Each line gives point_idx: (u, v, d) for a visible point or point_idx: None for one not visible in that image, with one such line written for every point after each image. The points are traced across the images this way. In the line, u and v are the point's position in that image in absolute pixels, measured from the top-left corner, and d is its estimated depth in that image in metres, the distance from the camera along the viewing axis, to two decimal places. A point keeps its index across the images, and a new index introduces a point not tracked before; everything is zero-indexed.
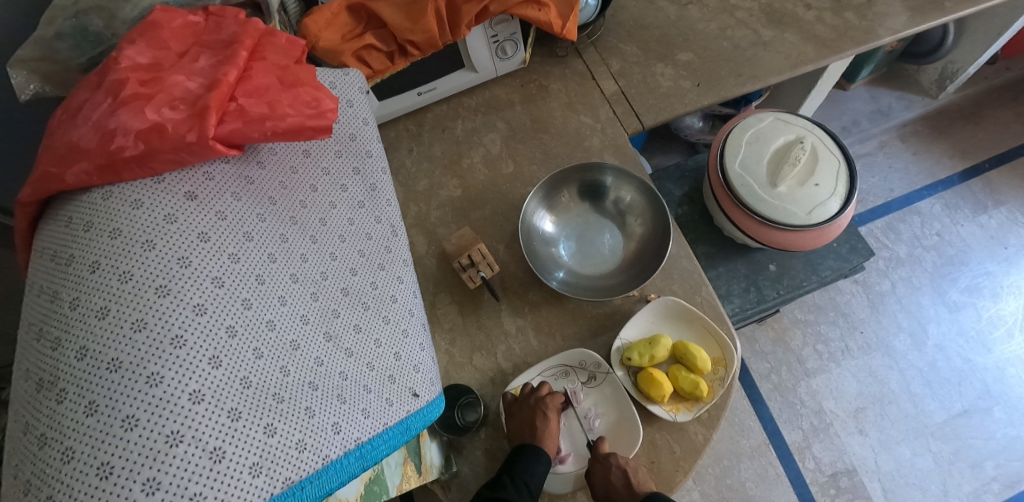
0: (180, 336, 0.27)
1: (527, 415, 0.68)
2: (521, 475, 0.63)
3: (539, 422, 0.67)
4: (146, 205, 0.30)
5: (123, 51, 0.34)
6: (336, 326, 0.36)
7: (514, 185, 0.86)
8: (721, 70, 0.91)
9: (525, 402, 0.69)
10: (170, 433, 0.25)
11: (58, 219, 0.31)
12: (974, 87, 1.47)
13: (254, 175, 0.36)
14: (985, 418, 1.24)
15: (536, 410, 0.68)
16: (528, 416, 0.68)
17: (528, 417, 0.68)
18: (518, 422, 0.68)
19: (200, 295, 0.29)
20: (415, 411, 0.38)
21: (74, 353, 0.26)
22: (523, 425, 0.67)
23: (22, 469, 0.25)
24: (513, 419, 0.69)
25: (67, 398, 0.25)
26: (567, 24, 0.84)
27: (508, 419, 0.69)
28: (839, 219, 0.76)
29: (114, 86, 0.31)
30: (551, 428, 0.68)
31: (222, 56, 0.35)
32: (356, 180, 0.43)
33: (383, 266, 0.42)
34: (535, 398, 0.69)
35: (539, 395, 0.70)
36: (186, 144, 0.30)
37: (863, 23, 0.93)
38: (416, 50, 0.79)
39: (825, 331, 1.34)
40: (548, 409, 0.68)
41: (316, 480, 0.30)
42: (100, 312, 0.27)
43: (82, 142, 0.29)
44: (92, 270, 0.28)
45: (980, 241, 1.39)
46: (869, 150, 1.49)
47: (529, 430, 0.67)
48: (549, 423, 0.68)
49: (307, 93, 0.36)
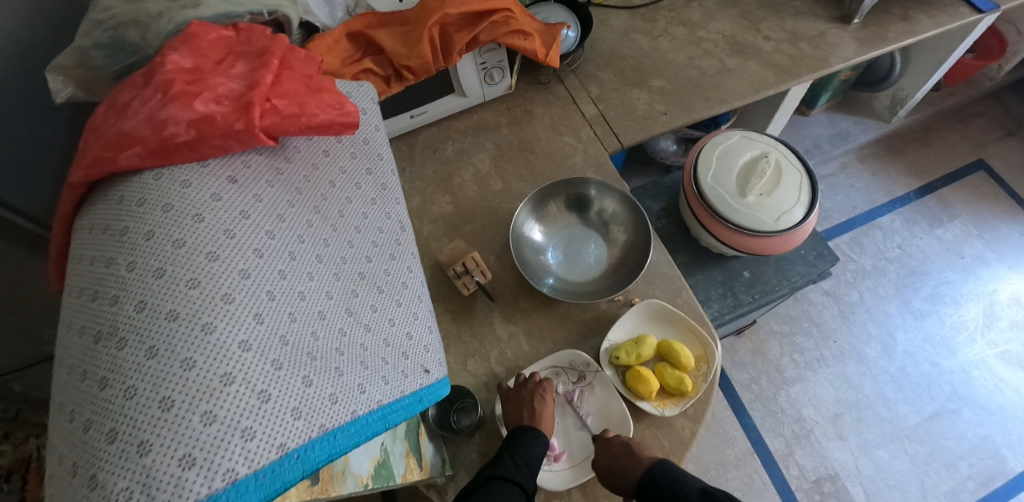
0: (230, 293, 0.31)
1: (524, 397, 0.71)
2: (521, 455, 0.66)
3: (537, 404, 0.70)
4: (194, 186, 0.34)
5: (167, 56, 0.38)
6: (355, 304, 0.39)
7: (503, 201, 0.91)
8: (691, 95, 1.00)
9: (523, 387, 0.72)
10: (224, 373, 0.28)
11: (108, 199, 0.34)
12: (923, 111, 1.60)
13: (283, 167, 0.40)
14: (955, 420, 1.30)
15: (534, 393, 0.71)
16: (527, 399, 0.71)
17: (525, 401, 0.71)
18: (513, 406, 0.70)
19: (244, 262, 0.32)
20: (426, 386, 0.41)
21: (133, 306, 0.29)
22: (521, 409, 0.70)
23: (80, 412, 0.27)
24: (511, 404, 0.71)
25: (127, 343, 0.28)
26: (550, 52, 0.92)
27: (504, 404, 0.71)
28: (803, 226, 0.83)
29: (163, 84, 0.36)
30: (548, 410, 0.70)
31: (256, 63, 0.40)
32: (369, 179, 0.47)
33: (394, 256, 0.46)
34: (532, 384, 0.72)
35: (535, 381, 0.73)
36: (234, 131, 0.35)
37: (816, 53, 1.03)
38: (412, 74, 0.85)
39: (800, 341, 1.40)
40: (547, 393, 0.71)
41: (348, 433, 0.32)
42: (157, 271, 0.30)
43: (135, 130, 0.34)
44: (147, 238, 0.31)
45: (938, 252, 1.49)
46: (832, 172, 1.60)
47: (526, 413, 0.69)
48: (546, 406, 0.70)
49: (331, 97, 0.41)
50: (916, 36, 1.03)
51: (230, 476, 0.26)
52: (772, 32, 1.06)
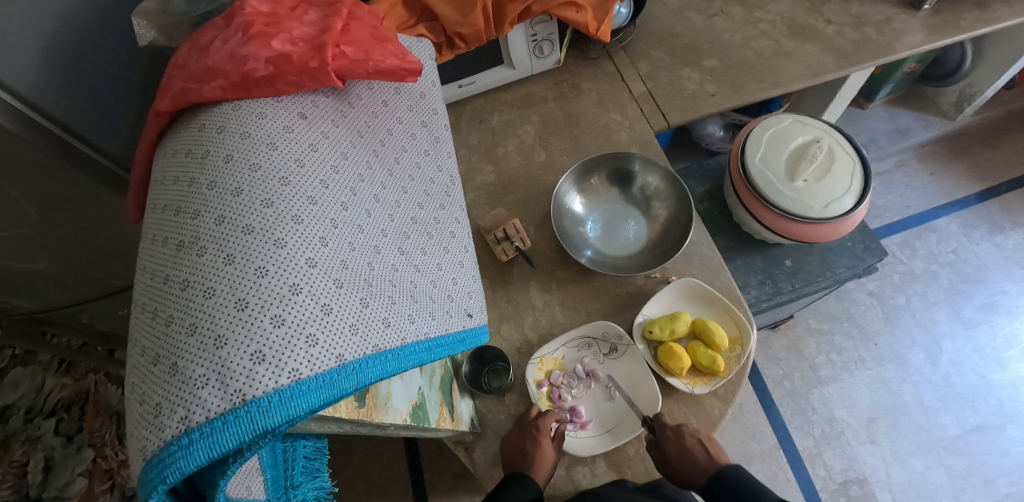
0: (299, 215, 0.33)
1: (521, 440, 0.69)
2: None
3: (532, 445, 0.69)
4: (269, 118, 0.36)
5: (246, 1, 0.41)
6: (407, 244, 0.41)
7: (546, 173, 0.92)
8: (745, 76, 0.97)
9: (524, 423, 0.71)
10: (292, 283, 0.30)
11: (190, 127, 0.37)
12: (994, 110, 1.50)
13: (348, 111, 0.42)
14: (999, 435, 1.24)
15: (530, 433, 0.70)
16: (521, 441, 0.69)
17: (521, 442, 0.69)
18: (511, 446, 0.70)
19: (311, 190, 0.35)
20: (469, 330, 0.43)
21: (213, 218, 0.31)
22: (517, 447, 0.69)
23: (163, 309, 0.30)
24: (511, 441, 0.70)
25: (207, 250, 0.30)
26: (601, 26, 0.92)
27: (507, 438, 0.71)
28: (853, 215, 0.80)
29: (243, 25, 0.38)
30: (544, 451, 0.68)
31: (327, 11, 0.41)
32: (424, 132, 0.49)
33: (444, 207, 0.48)
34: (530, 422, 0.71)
35: (533, 420, 0.71)
36: (309, 69, 0.37)
37: (882, 38, 0.98)
38: (463, 43, 0.86)
39: (839, 341, 1.36)
40: (542, 432, 0.70)
41: (398, 355, 0.34)
42: (236, 190, 0.32)
43: (218, 65, 0.36)
44: (227, 160, 0.34)
45: (996, 260, 1.41)
46: (887, 169, 1.53)
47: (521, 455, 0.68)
48: (543, 447, 0.69)
49: (395, 46, 0.43)
50: (993, 25, 0.97)
51: (294, 374, 0.28)
52: (835, 15, 1.02)
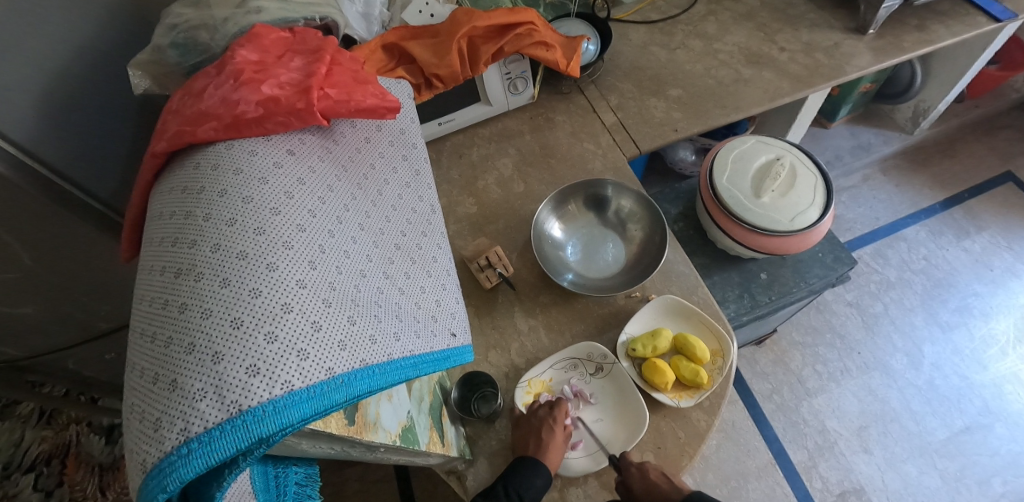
0: (289, 241, 0.35)
1: (533, 425, 0.72)
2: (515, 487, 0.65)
3: (544, 433, 0.71)
4: (260, 154, 0.39)
5: (237, 51, 0.45)
6: (392, 268, 0.44)
7: (525, 202, 0.95)
8: (708, 103, 1.03)
9: (533, 416, 0.74)
10: (284, 303, 0.32)
11: (185, 166, 0.40)
12: (947, 123, 1.59)
13: (333, 147, 0.46)
14: (987, 435, 1.26)
15: (545, 422, 0.72)
16: (535, 427, 0.72)
17: (534, 428, 0.72)
18: (524, 431, 0.72)
19: (300, 219, 0.37)
20: (453, 348, 0.45)
21: (208, 247, 0.34)
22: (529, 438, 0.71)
23: (161, 332, 0.32)
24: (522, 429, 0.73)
25: (203, 276, 0.33)
26: (571, 63, 0.97)
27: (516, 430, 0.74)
28: (819, 226, 0.84)
29: (234, 73, 0.42)
30: (554, 440, 0.71)
31: (312, 58, 0.45)
32: (405, 165, 0.53)
33: (426, 233, 0.50)
34: (541, 414, 0.73)
35: (549, 410, 0.74)
36: (296, 110, 0.40)
37: (831, 62, 1.06)
38: (441, 83, 0.91)
39: (823, 352, 1.39)
40: (556, 425, 0.72)
41: (385, 370, 0.36)
42: (229, 220, 0.35)
43: (212, 109, 0.40)
44: (221, 194, 0.37)
45: (966, 264, 1.47)
46: (854, 183, 1.60)
47: (534, 442, 0.71)
48: (554, 436, 0.71)
49: (375, 88, 0.46)
50: (933, 45, 1.05)
51: (287, 386, 0.30)
52: (787, 43, 1.10)
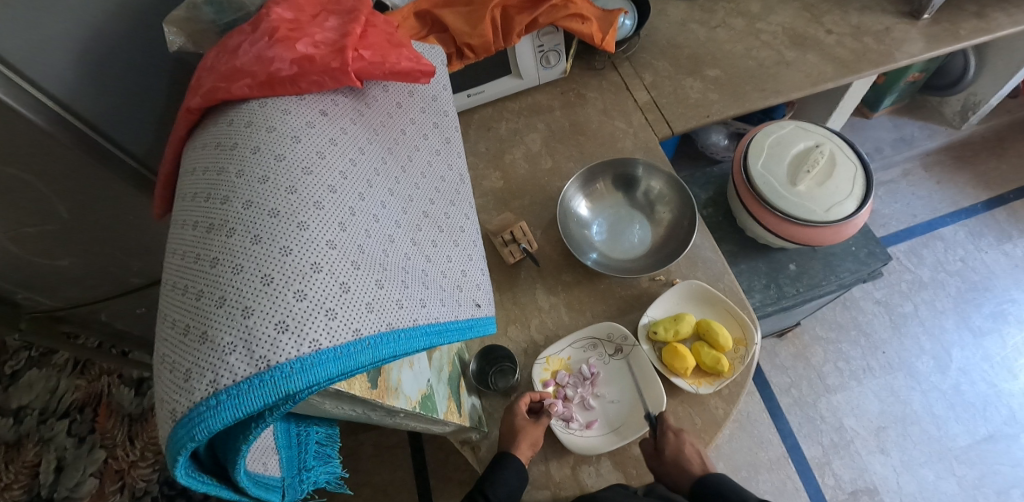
0: (320, 201, 0.35)
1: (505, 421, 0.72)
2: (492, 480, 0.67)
3: (510, 427, 0.71)
4: (293, 113, 0.39)
5: (272, 9, 0.44)
6: (419, 236, 0.43)
7: (552, 179, 0.94)
8: (747, 85, 0.99)
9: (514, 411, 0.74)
10: (314, 262, 0.32)
11: (219, 122, 0.40)
12: (998, 119, 1.51)
13: (364, 110, 0.45)
14: (1011, 445, 1.23)
15: (512, 414, 0.72)
16: (506, 421, 0.72)
17: (507, 423, 0.72)
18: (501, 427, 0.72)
19: (331, 179, 0.37)
20: (478, 319, 0.45)
21: (240, 203, 0.34)
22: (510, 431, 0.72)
23: (193, 285, 0.32)
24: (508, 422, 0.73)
25: (235, 231, 0.33)
26: (606, 37, 0.94)
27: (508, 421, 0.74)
28: (856, 219, 0.81)
29: (269, 30, 0.42)
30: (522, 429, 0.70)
31: (347, 18, 0.45)
32: (435, 133, 0.52)
33: (454, 203, 0.50)
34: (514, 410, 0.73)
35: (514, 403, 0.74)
36: (330, 69, 0.39)
37: (881, 47, 1.00)
38: (472, 53, 0.89)
39: (846, 349, 1.36)
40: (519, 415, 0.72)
41: (410, 335, 0.36)
42: (262, 177, 0.35)
43: (246, 66, 0.39)
44: (254, 151, 0.36)
45: (1005, 268, 1.41)
46: (892, 178, 1.53)
47: (507, 434, 0.71)
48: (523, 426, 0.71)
49: (409, 51, 0.45)
50: (993, 33, 0.99)
51: (315, 344, 0.30)
52: (835, 25, 1.05)
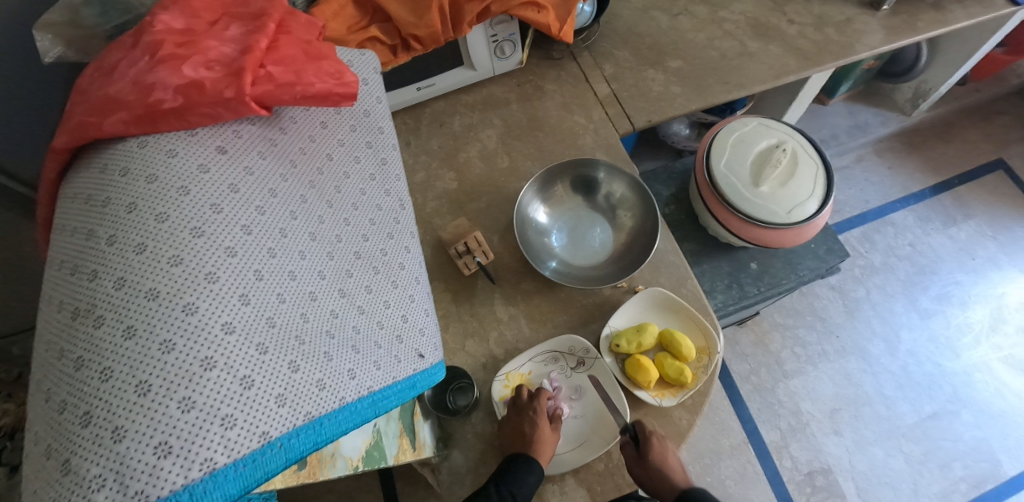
0: (213, 272, 0.29)
1: (516, 423, 0.69)
2: (507, 485, 0.63)
3: (528, 427, 0.68)
4: (180, 156, 0.32)
5: (158, 16, 0.37)
6: (349, 284, 0.38)
7: (509, 179, 0.89)
8: (709, 78, 0.96)
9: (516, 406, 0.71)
10: (204, 358, 0.27)
11: (92, 167, 0.33)
12: (946, 106, 1.54)
13: (278, 138, 0.38)
14: (953, 421, 1.29)
15: (526, 416, 0.69)
16: (517, 423, 0.69)
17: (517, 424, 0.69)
18: (508, 429, 0.69)
19: (231, 239, 0.31)
20: (421, 370, 0.40)
21: (113, 283, 0.28)
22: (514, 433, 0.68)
23: (56, 392, 0.26)
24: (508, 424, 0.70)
25: (106, 323, 0.27)
26: (564, 27, 0.88)
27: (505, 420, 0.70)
28: (816, 220, 0.80)
29: (152, 46, 0.35)
30: (540, 432, 0.68)
31: (252, 27, 0.38)
32: (369, 153, 0.46)
33: (392, 235, 0.44)
34: (523, 404, 0.71)
35: (526, 402, 0.71)
36: (224, 99, 0.33)
37: (842, 39, 0.99)
38: (419, 45, 0.82)
39: (803, 335, 1.39)
40: (538, 416, 0.70)
41: (334, 419, 0.31)
42: (138, 247, 0.29)
43: (120, 94, 0.32)
44: (129, 211, 0.30)
45: (950, 252, 1.46)
46: (847, 164, 1.56)
47: (518, 438, 0.68)
48: (539, 428, 0.68)
49: (330, 65, 0.39)
50: (947, 26, 0.99)
51: (208, 465, 0.25)
52: (797, 15, 1.02)
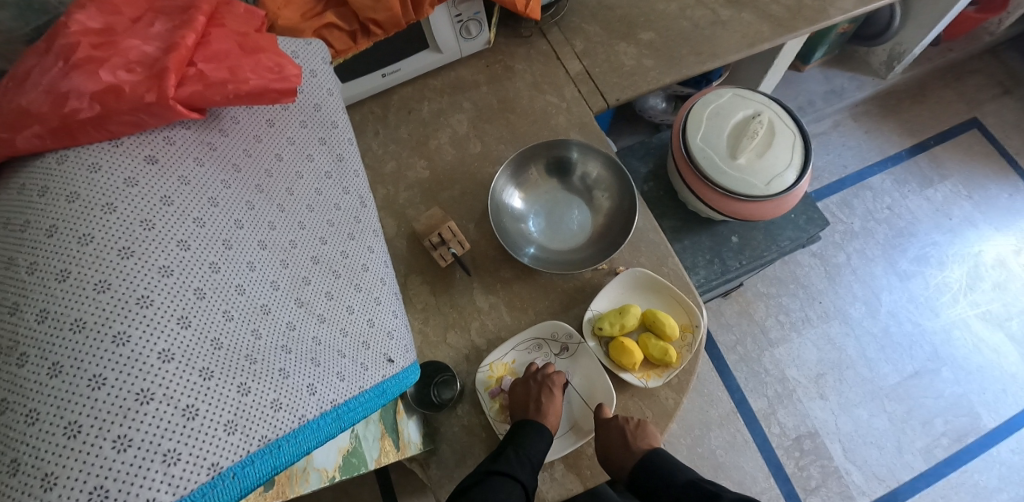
0: (146, 296, 0.27)
1: (531, 390, 0.70)
2: (524, 450, 0.64)
3: (544, 397, 0.70)
4: (103, 169, 0.30)
5: (73, 15, 0.33)
6: (307, 293, 0.36)
7: (482, 165, 0.86)
8: (681, 49, 0.94)
9: (533, 377, 0.71)
10: (140, 391, 0.25)
11: (7, 185, 0.30)
12: (920, 67, 1.54)
13: (217, 141, 0.36)
14: (934, 379, 1.32)
15: (544, 386, 0.71)
16: (535, 391, 0.70)
17: (534, 392, 0.70)
18: (523, 394, 0.70)
19: (165, 257, 0.29)
20: (391, 376, 0.39)
21: (33, 315, 0.25)
22: (528, 400, 0.69)
23: None
24: (522, 393, 0.70)
25: (26, 360, 0.25)
26: (530, 3, 0.85)
27: (517, 389, 0.71)
28: (795, 191, 0.80)
29: (65, 50, 0.31)
30: (555, 405, 0.69)
31: (179, 21, 0.35)
32: (322, 150, 0.43)
33: (353, 235, 0.42)
34: (541, 375, 0.71)
35: (544, 373, 0.72)
36: (145, 105, 0.30)
37: (815, 3, 0.96)
38: (380, 29, 0.78)
39: (786, 303, 1.40)
40: (555, 389, 0.71)
41: (292, 439, 0.30)
42: (60, 275, 0.26)
43: (31, 106, 0.29)
44: (48, 234, 0.27)
45: (927, 213, 1.47)
46: (824, 129, 1.55)
47: (533, 406, 0.69)
48: (554, 402, 0.70)
49: (268, 59, 0.36)
50: None
51: None
52: None
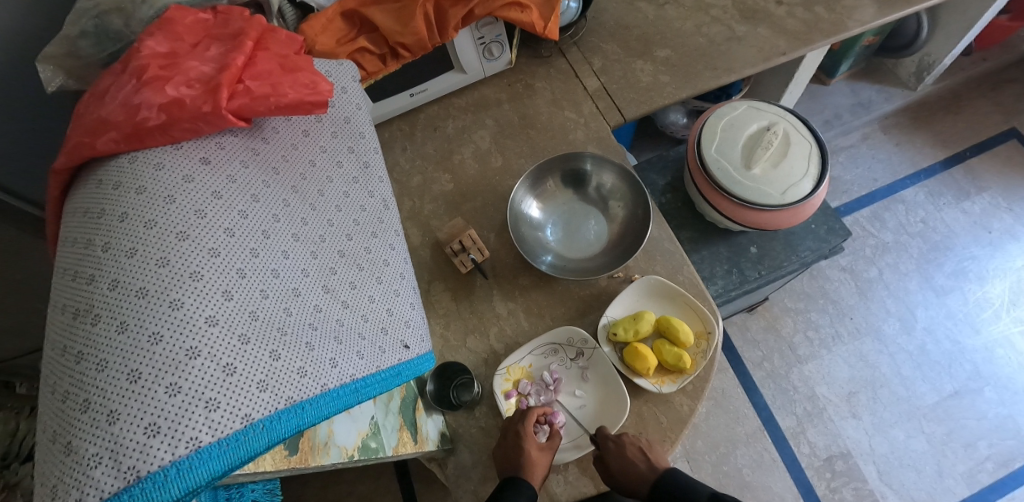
0: (197, 271, 0.32)
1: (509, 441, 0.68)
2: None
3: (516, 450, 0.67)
4: (167, 167, 0.35)
5: (144, 42, 0.39)
6: (333, 281, 0.40)
7: (503, 178, 0.90)
8: (697, 65, 0.96)
9: (509, 426, 0.70)
10: (189, 348, 0.29)
11: (89, 182, 0.36)
12: (953, 77, 1.51)
13: (260, 148, 0.41)
14: (976, 399, 1.26)
15: (515, 437, 0.68)
16: (508, 443, 0.68)
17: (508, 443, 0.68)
18: (503, 447, 0.68)
19: (213, 240, 0.33)
20: (406, 361, 0.42)
21: (107, 284, 0.31)
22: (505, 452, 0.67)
23: (60, 384, 0.29)
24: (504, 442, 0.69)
25: (101, 320, 0.30)
26: (548, 24, 0.88)
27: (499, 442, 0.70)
28: (812, 199, 0.80)
29: (137, 70, 0.37)
30: (530, 456, 0.66)
31: (231, 45, 0.40)
32: (351, 158, 0.48)
33: (376, 234, 0.46)
34: (514, 425, 0.69)
35: (517, 422, 0.70)
36: (202, 114, 0.35)
37: (833, 16, 0.98)
38: (408, 52, 0.84)
39: (815, 318, 1.37)
40: (527, 437, 0.67)
41: (316, 404, 0.34)
42: (129, 252, 0.31)
43: (111, 116, 0.35)
44: (121, 219, 0.33)
45: (964, 227, 1.42)
46: (853, 143, 1.53)
47: (509, 459, 0.66)
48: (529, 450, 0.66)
49: (305, 77, 0.41)
50: None
51: (194, 444, 0.28)
52: None
